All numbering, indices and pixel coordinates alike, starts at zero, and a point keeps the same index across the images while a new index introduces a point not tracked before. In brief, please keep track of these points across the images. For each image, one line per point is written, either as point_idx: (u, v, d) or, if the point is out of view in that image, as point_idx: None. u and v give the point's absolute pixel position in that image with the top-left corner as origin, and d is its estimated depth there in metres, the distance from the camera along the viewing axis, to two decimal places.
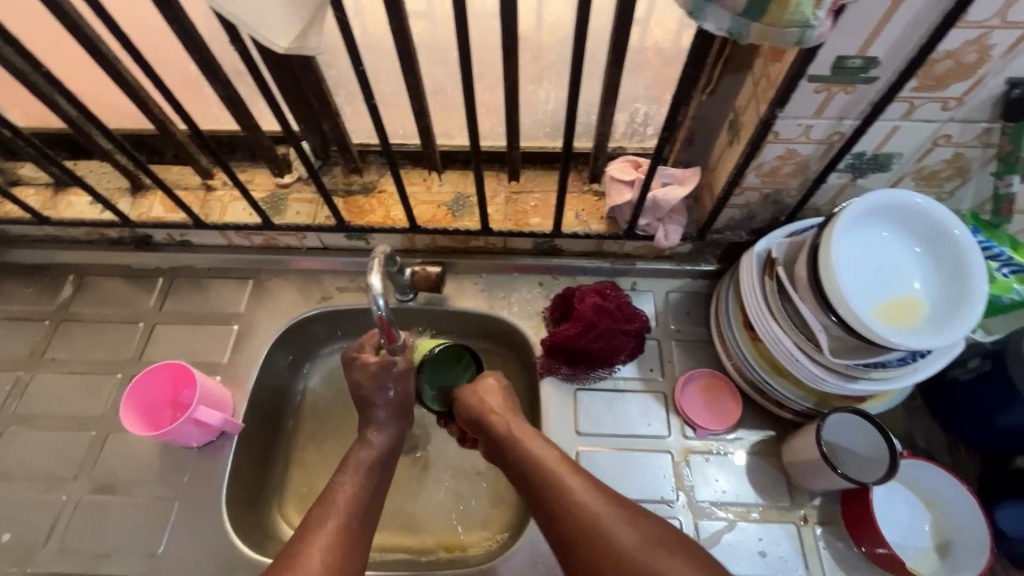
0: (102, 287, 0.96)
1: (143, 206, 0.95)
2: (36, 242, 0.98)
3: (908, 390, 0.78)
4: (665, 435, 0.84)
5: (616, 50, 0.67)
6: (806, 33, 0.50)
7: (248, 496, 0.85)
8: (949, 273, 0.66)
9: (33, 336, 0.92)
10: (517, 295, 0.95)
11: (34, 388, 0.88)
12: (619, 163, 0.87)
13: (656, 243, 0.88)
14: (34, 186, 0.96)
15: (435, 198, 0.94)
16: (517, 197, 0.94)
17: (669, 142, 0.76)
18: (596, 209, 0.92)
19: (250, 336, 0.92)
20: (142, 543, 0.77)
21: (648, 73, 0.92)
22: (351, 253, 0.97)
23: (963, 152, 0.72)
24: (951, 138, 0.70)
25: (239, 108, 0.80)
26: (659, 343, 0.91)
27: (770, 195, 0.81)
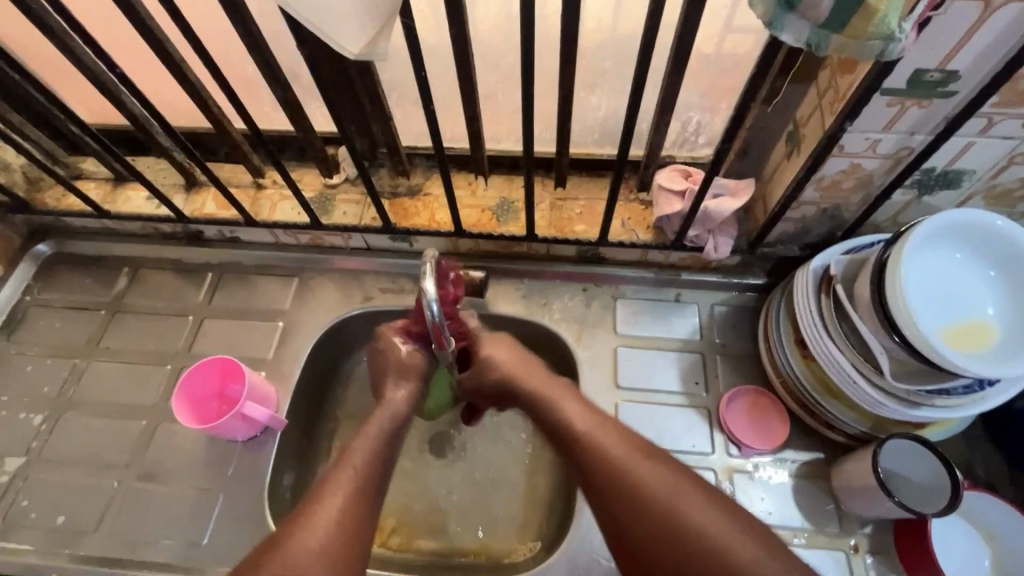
0: (155, 280, 0.99)
1: (197, 202, 0.97)
2: (96, 234, 1.01)
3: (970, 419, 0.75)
4: (708, 452, 0.82)
5: (679, 58, 0.66)
6: (890, 46, 0.48)
7: (288, 492, 0.86)
8: None
9: (89, 324, 0.95)
10: (559, 302, 0.94)
11: (90, 375, 0.91)
12: (669, 171, 0.86)
13: (705, 255, 0.87)
14: (94, 180, 1.00)
15: (479, 202, 0.94)
16: (563, 203, 0.93)
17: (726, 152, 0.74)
18: (642, 218, 0.91)
19: (294, 333, 0.93)
20: (186, 533, 0.78)
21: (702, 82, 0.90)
22: (394, 255, 0.97)
23: None
24: None
25: (294, 109, 0.81)
26: (703, 356, 0.89)
27: (828, 210, 0.79)
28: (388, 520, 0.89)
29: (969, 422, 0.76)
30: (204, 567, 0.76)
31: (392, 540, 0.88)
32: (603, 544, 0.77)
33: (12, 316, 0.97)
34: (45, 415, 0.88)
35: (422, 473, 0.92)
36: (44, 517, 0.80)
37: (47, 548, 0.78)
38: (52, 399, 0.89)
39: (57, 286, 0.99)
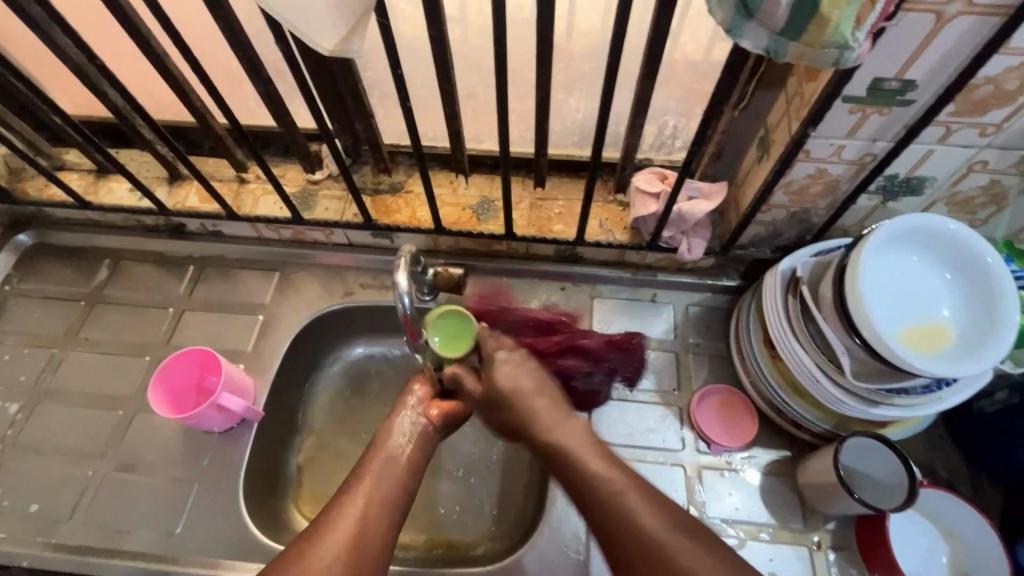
0: (136, 271, 0.99)
1: (179, 195, 0.98)
2: (77, 225, 1.02)
3: (931, 419, 0.77)
4: (679, 448, 0.84)
5: (651, 62, 0.68)
6: (845, 54, 0.50)
7: (264, 484, 0.86)
8: (980, 301, 0.65)
9: (69, 315, 0.96)
10: (537, 300, 0.96)
11: (67, 365, 0.91)
12: (646, 173, 0.87)
13: (679, 255, 0.88)
14: (77, 172, 1.00)
15: (460, 200, 0.95)
16: (542, 203, 0.95)
17: (698, 155, 0.76)
18: (619, 219, 0.93)
19: (274, 327, 0.94)
20: (160, 523, 0.79)
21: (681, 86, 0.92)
22: (375, 251, 0.99)
23: (999, 179, 0.71)
24: (988, 165, 0.68)
25: (277, 105, 0.82)
26: (677, 355, 0.90)
27: (797, 213, 0.81)
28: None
29: (930, 421, 0.78)
30: (177, 557, 0.76)
31: None
32: (573, 538, 0.79)
33: None
34: (21, 405, 0.87)
35: None
36: (17, 506, 0.80)
37: (19, 536, 0.78)
38: (29, 388, 0.89)
39: (37, 276, 0.99)
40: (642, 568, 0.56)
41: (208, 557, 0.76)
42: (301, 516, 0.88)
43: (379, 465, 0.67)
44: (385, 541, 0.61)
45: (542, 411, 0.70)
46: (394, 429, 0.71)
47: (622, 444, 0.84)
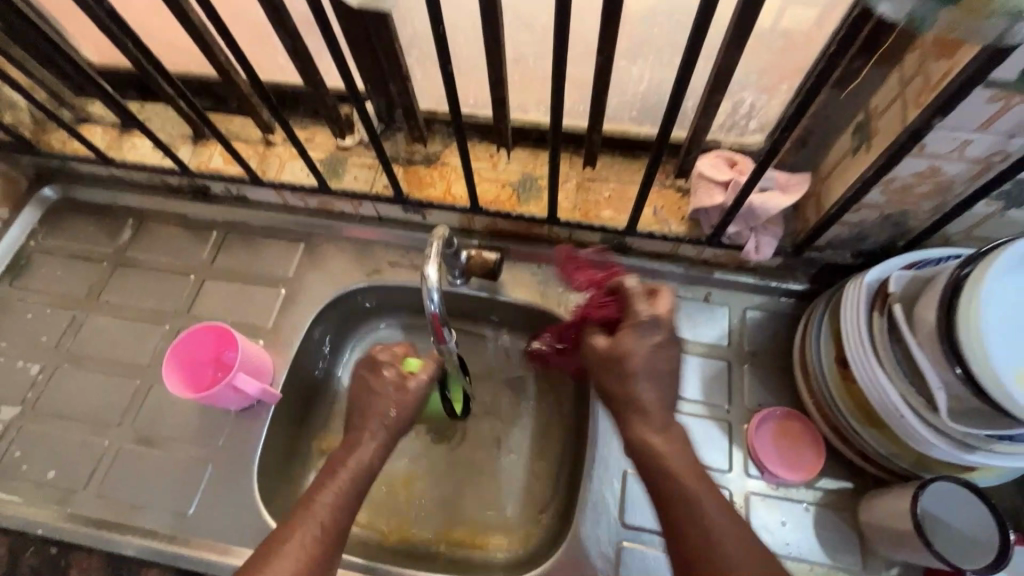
0: (159, 234, 0.95)
1: (204, 155, 0.92)
2: (102, 182, 0.98)
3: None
4: (725, 469, 0.76)
5: (741, 25, 0.56)
6: (1013, 27, 0.39)
7: (280, 466, 0.83)
8: None
9: (91, 275, 0.93)
10: (577, 291, 0.87)
11: (89, 329, 0.88)
12: (712, 158, 0.77)
13: (744, 255, 0.78)
14: (102, 125, 0.96)
15: (500, 177, 0.87)
16: (590, 184, 0.86)
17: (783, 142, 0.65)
18: (676, 207, 0.83)
19: (296, 301, 0.89)
20: (175, 501, 0.76)
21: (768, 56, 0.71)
22: (405, 227, 0.91)
23: None
24: None
25: (304, 62, 0.74)
26: (729, 365, 0.82)
27: (891, 216, 0.69)
28: (381, 503, 0.86)
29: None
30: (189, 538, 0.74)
31: (383, 524, 0.85)
32: (601, 557, 0.72)
33: (15, 260, 0.94)
34: (42, 366, 0.86)
35: (420, 457, 0.89)
36: (35, 471, 0.79)
37: (37, 501, 0.77)
38: (51, 349, 0.87)
39: (62, 233, 0.96)
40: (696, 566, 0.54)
41: (220, 540, 0.73)
42: None
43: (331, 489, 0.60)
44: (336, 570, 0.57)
45: (612, 386, 0.64)
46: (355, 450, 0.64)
47: None
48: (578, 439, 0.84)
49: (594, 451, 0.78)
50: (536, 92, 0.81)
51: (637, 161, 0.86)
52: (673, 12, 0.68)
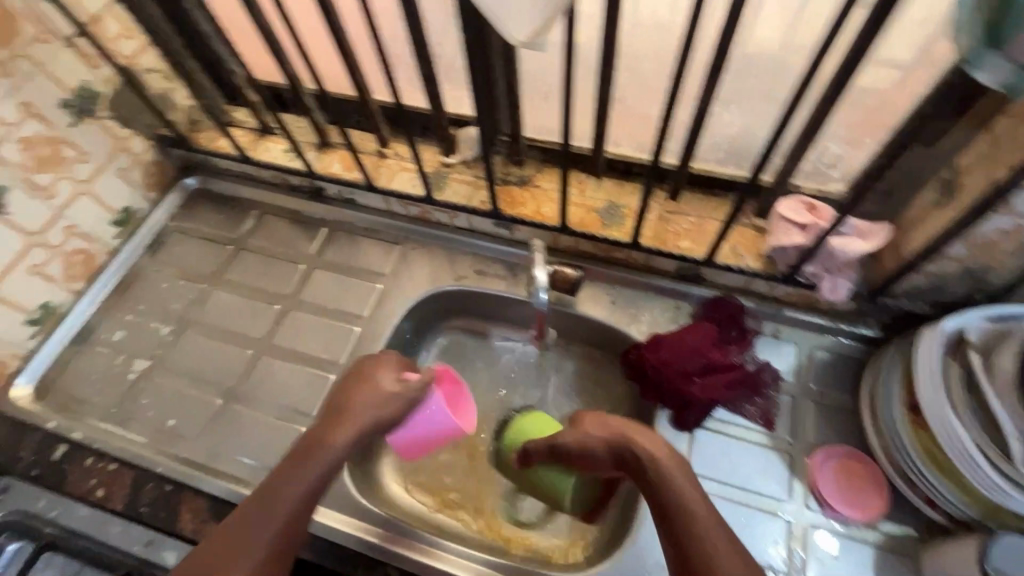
0: (277, 226, 1.08)
1: (325, 161, 1.05)
2: (235, 176, 1.12)
3: None
4: (784, 499, 0.78)
5: (842, 82, 0.62)
6: None
7: (362, 442, 0.91)
8: None
9: (218, 256, 1.06)
10: (649, 314, 0.93)
11: (212, 301, 1.01)
12: (792, 202, 0.82)
13: (820, 294, 0.82)
14: (243, 128, 1.10)
15: (586, 202, 0.95)
16: (671, 217, 0.92)
17: None
18: (753, 244, 0.88)
19: (390, 296, 0.99)
20: (271, 460, 0.85)
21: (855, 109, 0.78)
22: (493, 240, 1.00)
23: None
24: None
25: (433, 88, 0.85)
26: (794, 400, 0.84)
27: (973, 270, 0.71)
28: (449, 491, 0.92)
29: None
30: None
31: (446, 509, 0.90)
32: (655, 565, 0.75)
33: (156, 236, 1.09)
34: (171, 328, 0.98)
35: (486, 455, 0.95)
36: (157, 418, 0.90)
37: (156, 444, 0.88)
38: (179, 316, 1.00)
39: (197, 217, 1.11)
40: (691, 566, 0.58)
41: None
42: (389, 479, 0.92)
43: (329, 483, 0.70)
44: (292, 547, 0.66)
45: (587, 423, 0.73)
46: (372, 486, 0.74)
47: (723, 482, 0.79)
48: None
49: None
50: (631, 129, 0.89)
51: (717, 199, 0.92)
52: (772, 66, 0.74)
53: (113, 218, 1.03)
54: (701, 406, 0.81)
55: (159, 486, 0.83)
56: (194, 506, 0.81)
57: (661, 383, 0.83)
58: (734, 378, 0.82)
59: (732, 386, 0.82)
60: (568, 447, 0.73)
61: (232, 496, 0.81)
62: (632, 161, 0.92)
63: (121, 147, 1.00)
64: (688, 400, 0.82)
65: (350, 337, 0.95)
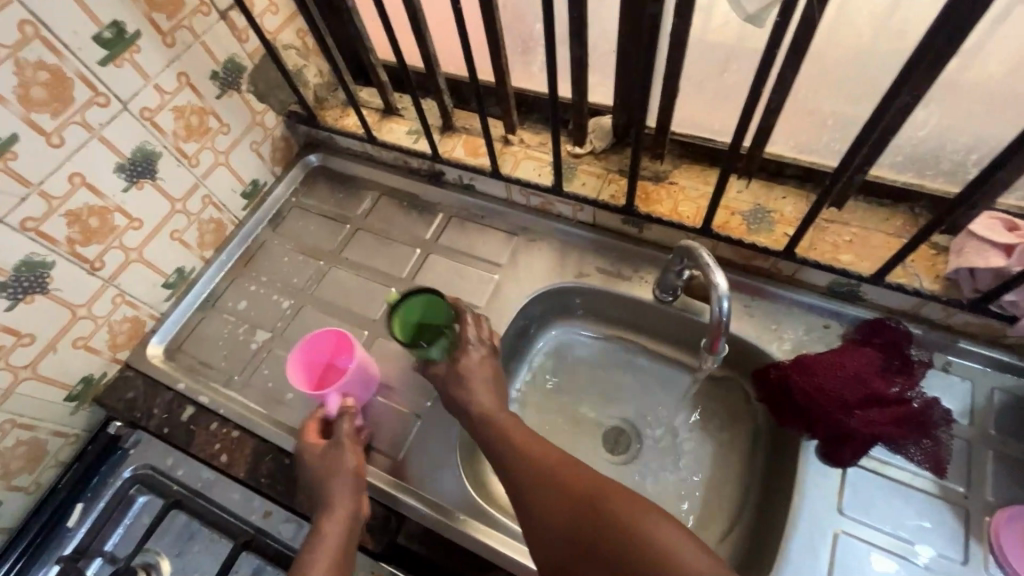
0: (394, 208, 1.07)
1: (448, 145, 1.02)
2: (356, 156, 1.12)
3: None
4: (958, 560, 0.68)
5: None
6: None
7: (471, 436, 0.88)
8: None
9: (336, 234, 1.06)
10: (793, 331, 0.84)
11: (330, 278, 1.01)
12: (988, 220, 0.72)
13: (1020, 326, 0.71)
14: (368, 108, 1.10)
15: (730, 204, 0.87)
16: (828, 226, 0.83)
17: None
18: (929, 264, 0.78)
19: (507, 289, 0.95)
20: (385, 445, 0.84)
21: None
22: (619, 239, 0.94)
23: None
24: None
25: (580, 73, 0.80)
26: (970, 446, 0.73)
27: None
28: None
29: None
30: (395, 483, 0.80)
31: None
32: None
33: (278, 211, 1.11)
34: (290, 302, 0.99)
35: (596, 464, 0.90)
36: (276, 389, 0.91)
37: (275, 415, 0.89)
38: (298, 290, 1.01)
39: (317, 194, 1.12)
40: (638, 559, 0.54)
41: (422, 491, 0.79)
42: (495, 476, 0.89)
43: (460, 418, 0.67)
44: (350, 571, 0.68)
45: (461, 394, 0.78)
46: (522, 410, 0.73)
47: (883, 530, 0.70)
48: (772, 483, 0.80)
49: (802, 499, 0.73)
50: (794, 127, 0.80)
51: (885, 210, 0.82)
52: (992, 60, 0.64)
53: (244, 190, 1.05)
54: (862, 441, 0.72)
55: (278, 459, 0.83)
56: None
57: (812, 411, 0.75)
58: (901, 414, 0.73)
59: (898, 422, 0.73)
60: (547, 466, 0.67)
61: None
62: (785, 162, 0.84)
63: (257, 121, 1.02)
64: (846, 433, 0.73)
65: None
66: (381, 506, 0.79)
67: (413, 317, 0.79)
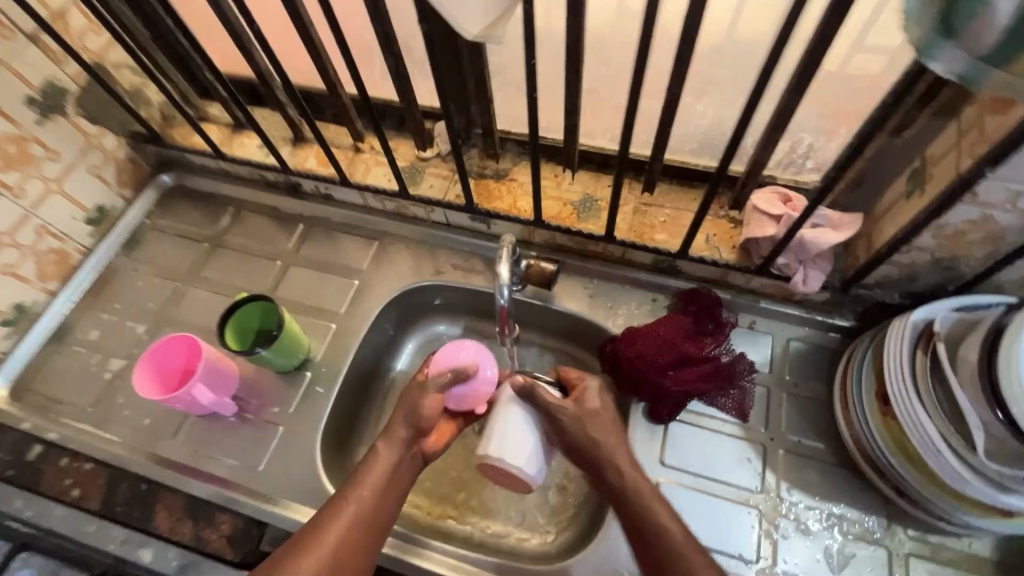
0: (255, 222, 1.07)
1: (300, 157, 1.04)
2: (213, 173, 1.11)
3: None
4: (754, 489, 0.78)
5: (809, 67, 0.60)
6: None
7: (338, 439, 0.91)
8: None
9: (191, 254, 1.05)
10: (625, 307, 0.93)
11: (188, 299, 1.00)
12: (767, 194, 0.82)
13: (793, 286, 0.81)
14: (216, 125, 1.09)
15: (562, 195, 0.94)
16: (647, 209, 0.92)
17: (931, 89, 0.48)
18: (729, 236, 0.88)
19: (366, 294, 0.98)
20: (247, 459, 0.85)
21: (748, 69, 0.74)
22: (470, 234, 1.00)
23: None
24: None
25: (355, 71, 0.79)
26: (768, 391, 0.85)
27: (942, 260, 0.71)
28: (444, 492, 0.90)
29: None
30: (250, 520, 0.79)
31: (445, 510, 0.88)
32: (624, 559, 0.75)
33: (132, 235, 1.08)
34: (124, 358, 0.95)
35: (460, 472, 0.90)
36: (127, 431, 0.88)
37: (128, 463, 0.84)
38: (150, 324, 0.98)
39: (163, 226, 1.09)
40: (405, 472, 0.73)
41: (290, 501, 0.81)
42: None
43: (369, 481, 0.69)
44: (381, 527, 0.68)
45: (322, 515, 0.67)
46: (382, 452, 0.72)
47: (696, 473, 0.80)
48: None
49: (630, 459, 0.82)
50: (591, 117, 0.88)
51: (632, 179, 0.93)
52: (742, 57, 0.73)
53: (87, 216, 1.02)
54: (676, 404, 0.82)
55: (135, 484, 0.83)
56: (170, 504, 0.81)
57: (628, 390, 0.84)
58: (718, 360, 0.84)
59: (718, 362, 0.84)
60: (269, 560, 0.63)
61: (238, 503, 0.80)
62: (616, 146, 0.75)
63: (93, 145, 0.99)
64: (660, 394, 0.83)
65: (326, 334, 0.95)
66: (244, 517, 0.80)
67: (251, 328, 0.89)
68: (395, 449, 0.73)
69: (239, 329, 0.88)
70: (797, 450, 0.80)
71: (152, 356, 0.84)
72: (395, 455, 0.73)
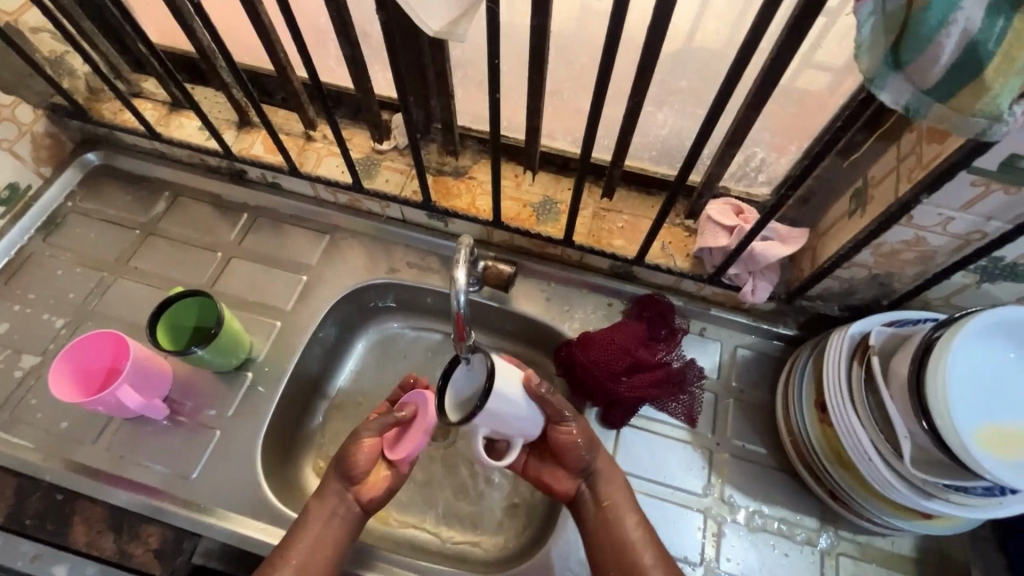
0: (194, 210, 1.00)
1: (246, 142, 0.97)
2: (145, 153, 1.02)
3: (956, 527, 0.72)
4: (700, 493, 0.81)
5: (765, 87, 0.62)
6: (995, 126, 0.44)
7: (281, 443, 0.87)
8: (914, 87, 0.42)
9: (120, 242, 0.97)
10: (581, 310, 0.93)
11: (114, 291, 0.92)
12: (720, 204, 0.83)
13: (742, 295, 0.85)
14: (151, 101, 1.00)
15: (522, 196, 0.93)
16: (605, 214, 0.92)
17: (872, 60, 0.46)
18: (683, 244, 0.90)
19: (314, 290, 0.94)
20: (177, 466, 0.79)
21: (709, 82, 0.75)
22: (427, 232, 0.97)
23: None
24: None
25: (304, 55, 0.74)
26: (717, 397, 0.87)
27: (878, 276, 0.75)
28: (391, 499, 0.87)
29: (954, 529, 0.72)
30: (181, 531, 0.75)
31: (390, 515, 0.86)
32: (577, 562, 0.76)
33: (51, 218, 0.98)
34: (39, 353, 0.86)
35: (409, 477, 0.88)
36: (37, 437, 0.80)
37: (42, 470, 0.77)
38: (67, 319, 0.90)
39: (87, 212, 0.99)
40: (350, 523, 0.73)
41: (226, 510, 0.76)
42: (313, 485, 0.88)
43: (310, 531, 0.70)
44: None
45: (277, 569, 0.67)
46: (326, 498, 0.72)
47: (645, 477, 0.82)
48: None
49: None
50: (554, 119, 0.86)
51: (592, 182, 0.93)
52: (703, 68, 0.74)
53: None
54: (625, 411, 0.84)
55: (50, 493, 0.77)
56: (90, 515, 0.75)
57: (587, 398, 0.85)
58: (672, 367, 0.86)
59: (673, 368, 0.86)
60: None
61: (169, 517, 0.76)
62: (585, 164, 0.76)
63: (4, 116, 0.89)
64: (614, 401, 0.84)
65: (270, 333, 0.90)
66: (173, 529, 0.75)
67: (186, 325, 0.83)
68: (333, 497, 0.73)
69: (171, 325, 0.82)
70: (740, 455, 0.84)
71: (69, 355, 0.76)
72: (336, 505, 0.73)
